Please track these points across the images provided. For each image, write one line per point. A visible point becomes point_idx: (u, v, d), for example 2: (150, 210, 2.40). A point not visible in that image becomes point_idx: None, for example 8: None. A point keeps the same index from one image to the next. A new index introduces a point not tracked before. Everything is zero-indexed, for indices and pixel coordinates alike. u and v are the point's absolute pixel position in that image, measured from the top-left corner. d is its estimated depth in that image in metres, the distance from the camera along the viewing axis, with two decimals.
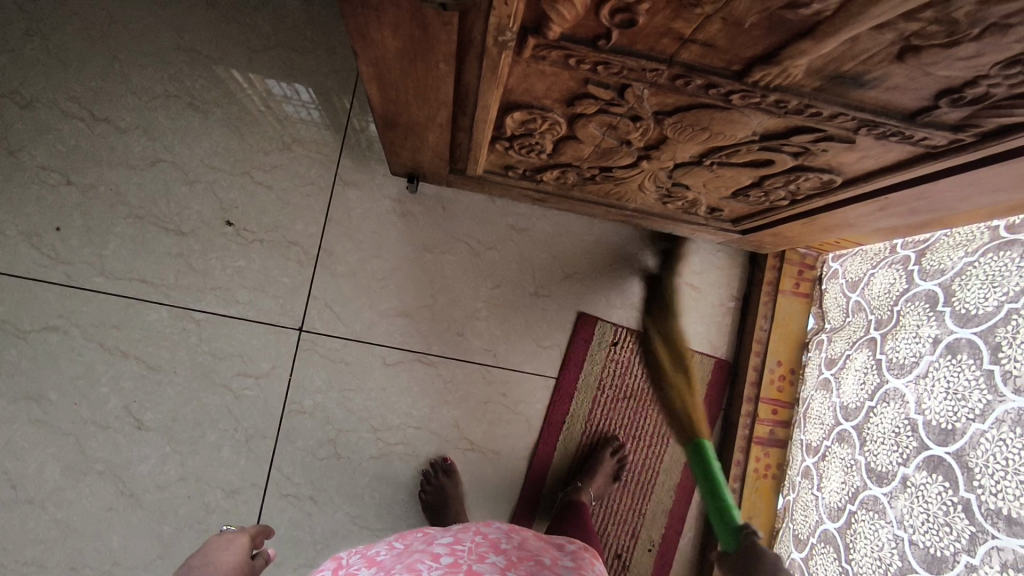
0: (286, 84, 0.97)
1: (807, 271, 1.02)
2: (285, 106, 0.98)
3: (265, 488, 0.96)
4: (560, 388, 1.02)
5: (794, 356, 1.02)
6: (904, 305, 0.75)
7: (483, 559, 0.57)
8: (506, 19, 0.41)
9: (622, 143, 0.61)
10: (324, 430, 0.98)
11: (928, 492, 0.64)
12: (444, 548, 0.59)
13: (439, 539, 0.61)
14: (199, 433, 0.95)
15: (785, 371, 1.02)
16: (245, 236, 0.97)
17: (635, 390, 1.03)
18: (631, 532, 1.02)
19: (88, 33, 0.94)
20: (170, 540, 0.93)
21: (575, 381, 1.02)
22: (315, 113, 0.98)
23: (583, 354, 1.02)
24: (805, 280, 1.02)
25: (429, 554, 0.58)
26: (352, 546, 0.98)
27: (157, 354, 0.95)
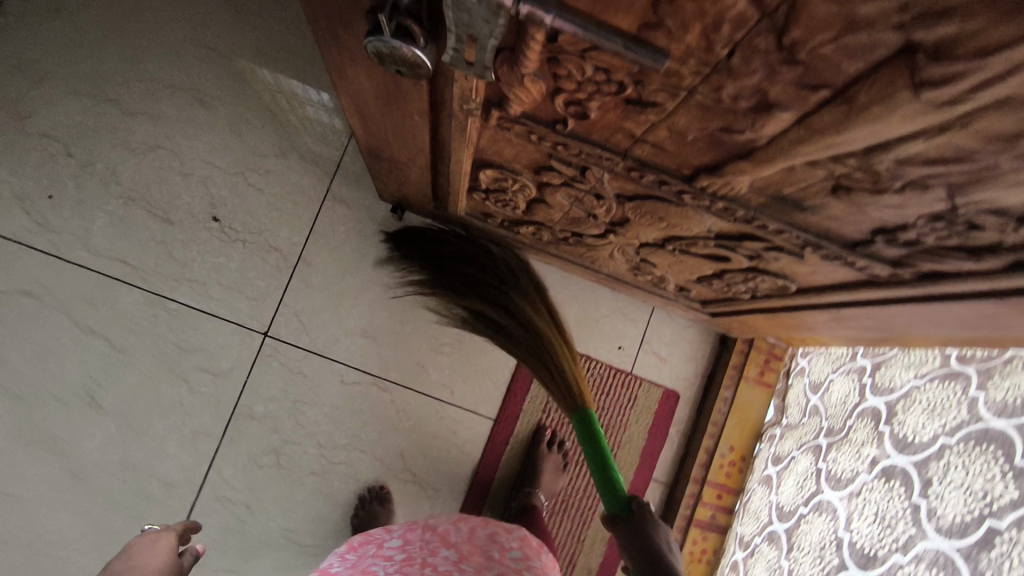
0: (313, 87, 1.00)
1: (773, 361, 1.02)
2: (308, 108, 1.00)
3: (202, 485, 0.95)
4: (504, 409, 1.03)
5: (747, 443, 1.02)
6: (853, 414, 0.74)
7: (435, 552, 0.59)
8: (468, 91, 0.42)
9: (589, 215, 0.63)
10: (270, 438, 0.97)
11: None
12: (396, 548, 0.60)
13: (389, 541, 0.61)
14: (147, 420, 0.95)
15: (735, 458, 1.01)
16: (229, 234, 0.99)
17: None
18: (569, 558, 1.03)
19: (117, 17, 0.97)
20: (97, 523, 0.92)
21: (520, 402, 1.04)
22: (337, 119, 1.01)
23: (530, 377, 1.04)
24: (770, 370, 1.02)
25: (382, 555, 0.60)
26: (276, 559, 0.96)
27: (121, 335, 0.95)
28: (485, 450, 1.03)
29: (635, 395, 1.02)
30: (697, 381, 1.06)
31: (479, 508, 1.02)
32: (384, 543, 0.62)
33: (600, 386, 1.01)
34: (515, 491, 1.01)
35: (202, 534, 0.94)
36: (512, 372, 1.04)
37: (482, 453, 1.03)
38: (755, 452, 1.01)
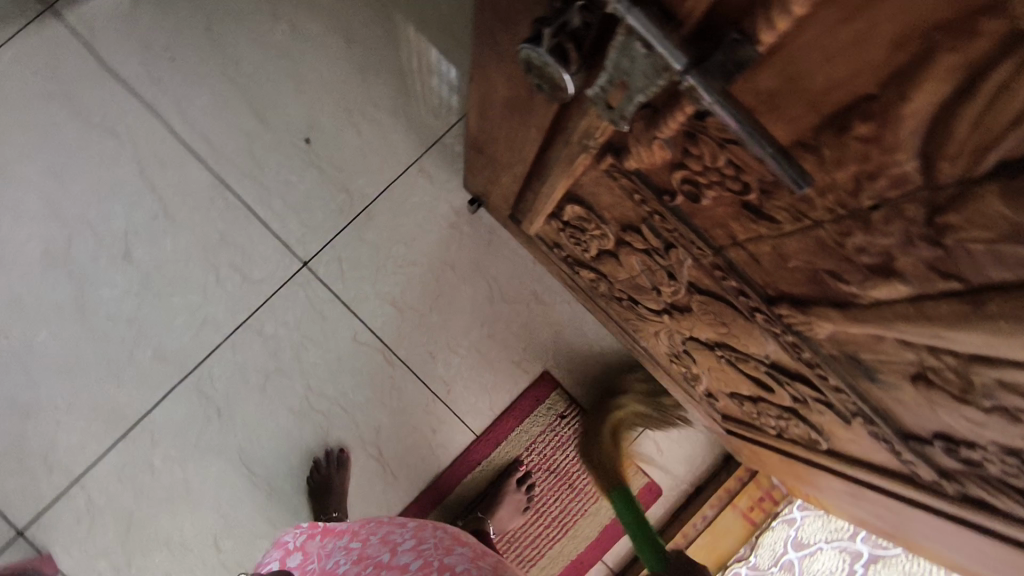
0: (443, 61, 0.99)
1: (768, 503, 0.99)
2: (433, 78, 1.00)
3: (188, 373, 0.98)
4: (491, 430, 1.01)
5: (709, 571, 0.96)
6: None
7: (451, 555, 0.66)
8: (596, 129, 0.41)
9: (654, 288, 0.61)
10: (267, 359, 0.99)
11: None
12: (409, 557, 0.65)
13: (403, 543, 0.67)
14: (166, 293, 0.97)
15: None
16: (312, 160, 1.00)
17: (559, 466, 1.02)
18: None
19: None
20: (82, 365, 0.96)
21: (508, 430, 1.02)
22: (454, 97, 1.01)
23: (528, 410, 1.02)
24: (760, 509, 0.98)
25: (401, 561, 0.65)
26: (222, 470, 0.97)
27: (179, 209, 0.98)
28: (457, 462, 1.01)
29: (619, 472, 1.03)
30: (685, 489, 1.03)
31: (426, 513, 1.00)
32: (397, 543, 0.68)
33: (588, 448, 1.03)
34: (467, 512, 0.99)
35: (169, 419, 0.97)
36: (513, 400, 1.02)
37: (451, 462, 1.01)
38: None
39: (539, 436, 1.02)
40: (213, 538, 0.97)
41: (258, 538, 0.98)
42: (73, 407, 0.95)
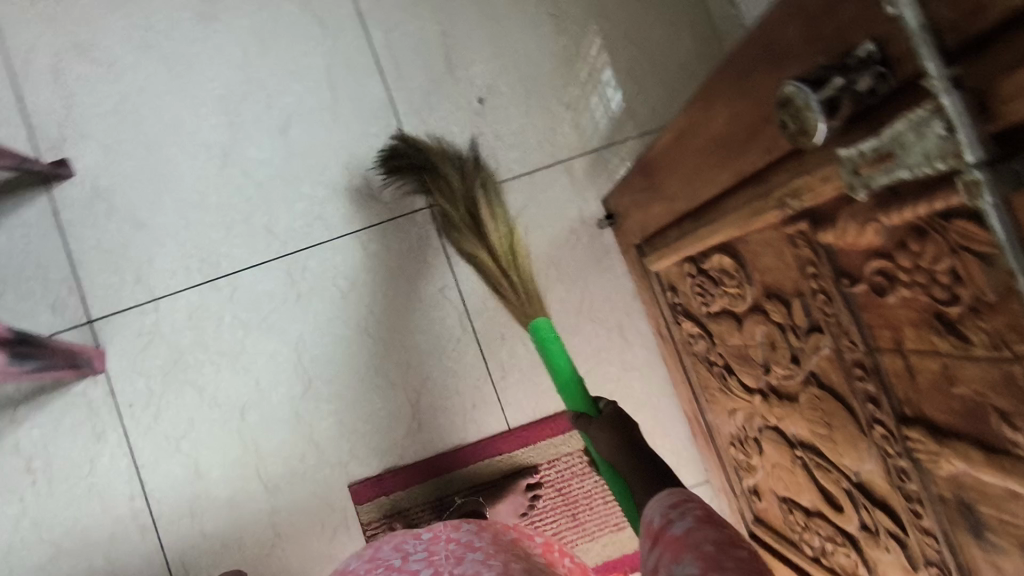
0: (613, 86, 1.06)
1: None
2: (594, 97, 1.06)
3: (286, 254, 1.03)
4: (523, 431, 1.02)
5: None
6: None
7: (462, 558, 0.68)
8: (809, 190, 0.43)
9: (763, 364, 0.61)
10: (359, 273, 1.03)
11: None
12: (420, 565, 0.68)
13: (414, 555, 0.70)
14: (302, 177, 1.04)
15: None
16: (477, 118, 1.05)
17: (570, 493, 1.02)
18: None
19: None
20: (206, 205, 1.03)
21: (538, 438, 1.02)
22: (605, 120, 1.06)
23: (566, 428, 1.02)
24: None
25: (409, 569, 0.67)
26: (276, 351, 1.02)
27: (346, 110, 1.04)
28: (480, 443, 1.02)
29: (624, 525, 1.03)
30: None
31: (426, 476, 1.01)
32: (408, 553, 0.70)
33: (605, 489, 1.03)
34: (468, 494, 1.01)
35: (253, 285, 1.03)
36: (556, 413, 1.02)
37: (475, 440, 1.02)
38: None
39: (566, 456, 1.02)
40: (239, 404, 1.02)
41: (278, 424, 1.02)
42: (183, 237, 1.03)
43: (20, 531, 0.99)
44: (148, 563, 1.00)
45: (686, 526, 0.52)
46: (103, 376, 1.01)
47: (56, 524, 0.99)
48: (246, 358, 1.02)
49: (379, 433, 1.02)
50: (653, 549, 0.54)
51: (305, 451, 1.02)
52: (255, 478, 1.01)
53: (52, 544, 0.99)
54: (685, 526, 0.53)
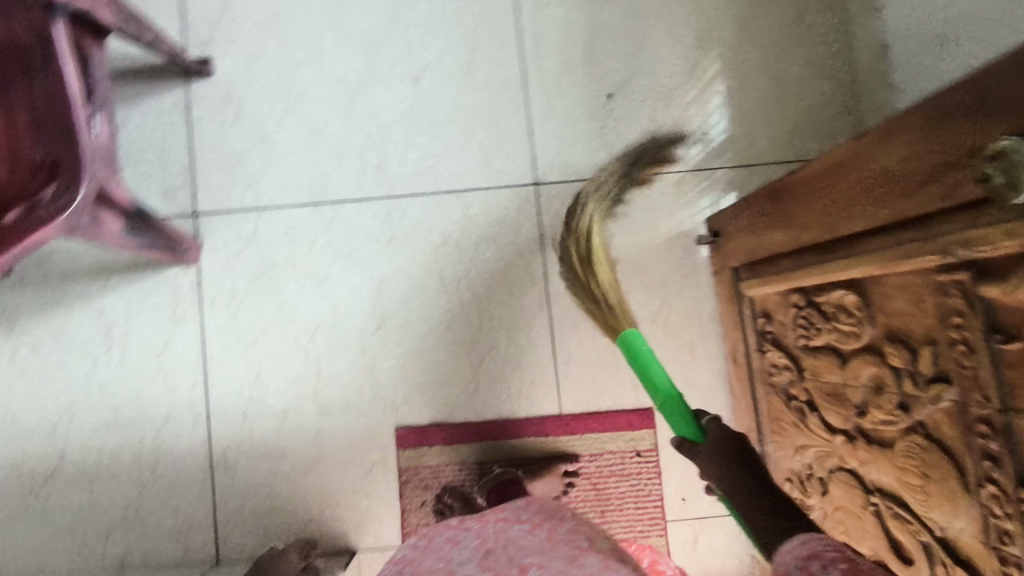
0: (717, 112, 1.06)
1: None
2: (696, 120, 1.06)
3: (389, 196, 1.06)
4: (573, 420, 1.04)
5: None
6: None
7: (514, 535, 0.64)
8: (984, 243, 0.44)
9: (860, 406, 0.62)
10: (454, 231, 1.06)
11: None
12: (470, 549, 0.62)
13: (463, 542, 0.64)
14: (422, 127, 1.06)
15: None
16: (602, 110, 1.06)
17: (605, 490, 1.04)
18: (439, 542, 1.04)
19: None
20: (326, 132, 1.06)
21: (586, 430, 1.04)
22: (700, 145, 1.06)
23: (614, 427, 1.04)
24: None
25: (461, 553, 0.62)
26: (358, 285, 1.05)
27: (479, 73, 1.07)
28: (528, 420, 1.04)
29: (649, 534, 1.04)
30: None
31: (469, 439, 1.04)
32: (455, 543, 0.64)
33: (639, 496, 1.04)
34: (506, 466, 1.03)
35: (351, 217, 1.06)
36: (610, 410, 1.04)
37: (525, 416, 1.04)
38: None
39: (607, 453, 1.04)
40: (312, 326, 1.05)
41: (344, 355, 1.05)
42: (298, 157, 1.07)
43: (88, 390, 1.05)
44: (195, 451, 1.05)
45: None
46: (195, 268, 1.06)
47: (122, 392, 1.05)
48: (329, 284, 1.06)
49: (435, 386, 1.05)
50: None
51: (364, 385, 1.05)
52: (312, 398, 1.05)
53: (114, 411, 1.05)
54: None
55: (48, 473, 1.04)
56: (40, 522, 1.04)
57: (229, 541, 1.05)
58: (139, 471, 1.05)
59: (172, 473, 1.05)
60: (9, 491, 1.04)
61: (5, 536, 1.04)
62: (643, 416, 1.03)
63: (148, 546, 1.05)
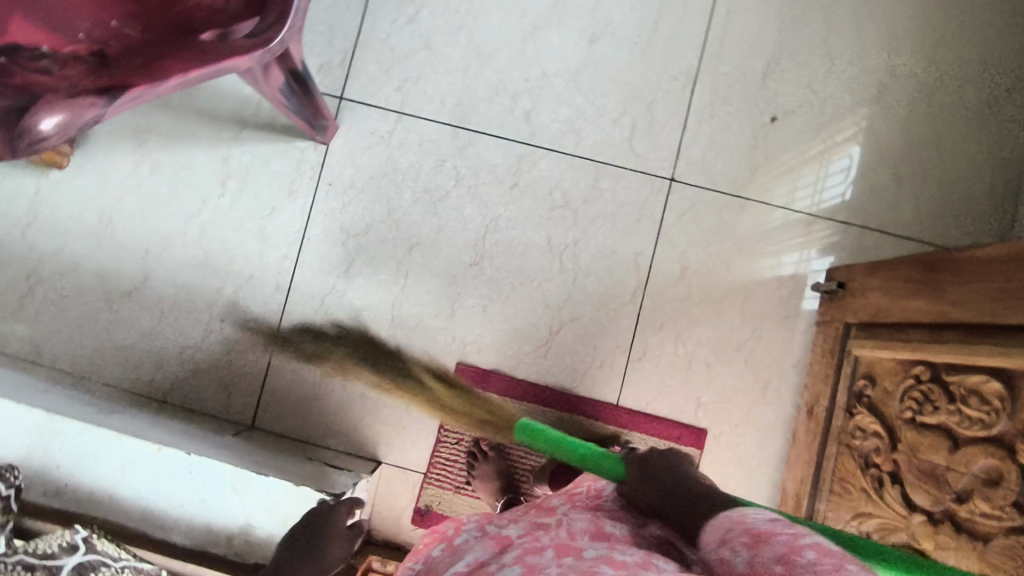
0: (828, 175, 1.05)
1: None
2: (805, 177, 1.05)
3: (527, 143, 1.06)
4: (627, 414, 1.03)
5: None
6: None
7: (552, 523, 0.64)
8: None
9: (961, 493, 0.64)
10: (577, 197, 1.06)
11: None
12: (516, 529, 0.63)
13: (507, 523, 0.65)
14: (580, 88, 1.06)
15: None
16: (759, 130, 1.05)
17: None
18: (461, 482, 1.06)
19: (940, 7, 1.06)
20: (489, 62, 1.07)
21: (635, 428, 1.03)
22: (801, 203, 1.04)
23: (663, 435, 1.03)
24: None
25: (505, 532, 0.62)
26: (469, 217, 1.06)
27: (653, 55, 1.06)
28: (583, 400, 1.04)
29: None
30: None
31: (519, 397, 1.05)
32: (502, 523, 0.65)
33: None
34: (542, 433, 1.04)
35: (484, 151, 1.06)
36: (664, 418, 1.04)
37: (584, 395, 1.05)
38: None
39: None
40: (413, 240, 1.06)
41: (433, 278, 1.06)
42: (453, 76, 1.07)
43: (188, 227, 1.08)
44: (267, 317, 1.07)
45: (749, 559, 0.49)
46: (323, 147, 1.07)
47: (218, 240, 1.07)
48: (442, 207, 1.06)
49: (508, 337, 1.06)
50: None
51: (443, 312, 1.06)
52: (390, 307, 1.06)
53: (205, 254, 1.07)
54: (746, 561, 0.49)
55: (129, 289, 1.08)
56: (106, 332, 1.08)
57: (269, 411, 1.07)
58: (210, 317, 1.07)
59: (239, 330, 1.07)
60: (89, 293, 1.08)
61: (71, 333, 1.08)
62: (695, 434, 1.03)
63: (193, 389, 1.07)
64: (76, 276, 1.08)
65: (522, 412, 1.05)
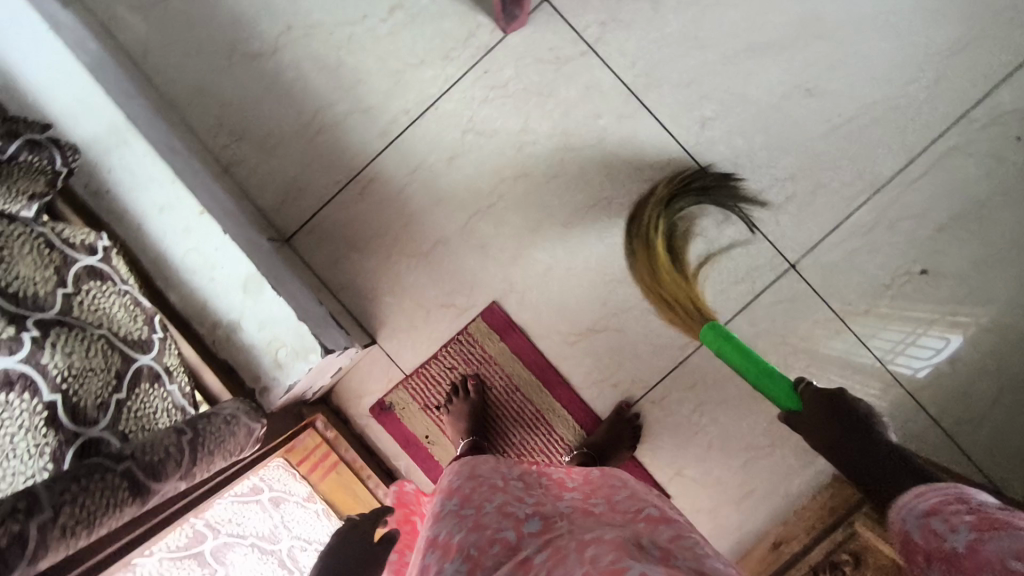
0: (924, 343, 0.98)
1: None
2: (902, 332, 0.98)
3: (683, 150, 1.00)
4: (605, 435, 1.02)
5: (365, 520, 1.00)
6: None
7: (558, 496, 0.67)
8: None
9: None
10: (695, 225, 1.00)
11: None
12: (521, 491, 0.67)
13: (514, 482, 0.68)
14: (765, 129, 0.99)
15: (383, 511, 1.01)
16: (898, 272, 0.98)
17: None
18: (431, 400, 1.05)
19: None
20: (698, 52, 0.99)
21: None
22: (881, 352, 0.98)
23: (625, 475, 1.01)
24: None
25: (513, 496, 0.65)
26: (589, 182, 1.01)
27: (852, 142, 0.98)
28: (580, 403, 1.02)
29: None
30: None
31: (525, 361, 1.03)
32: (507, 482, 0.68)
33: None
34: (525, 403, 1.03)
35: (642, 130, 1.00)
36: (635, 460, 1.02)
37: (585, 400, 1.02)
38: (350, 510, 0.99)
39: None
40: (526, 169, 1.02)
41: (522, 215, 1.02)
42: (658, 44, 1.00)
43: (337, 30, 1.04)
44: (357, 154, 1.04)
45: (971, 540, 0.53)
46: (500, 34, 1.01)
47: (357, 57, 1.03)
48: (571, 156, 1.01)
49: (552, 308, 1.02)
50: (944, 565, 0.55)
51: (510, 250, 1.02)
52: (466, 215, 1.03)
53: (339, 64, 1.04)
54: (966, 540, 0.54)
55: (255, 52, 1.05)
56: (212, 75, 1.06)
57: (308, 236, 1.05)
58: (310, 122, 1.05)
59: (327, 149, 1.05)
60: (217, 33, 1.05)
61: (182, 58, 1.06)
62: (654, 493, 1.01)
63: (255, 174, 1.06)
64: (215, 9, 1.05)
65: (519, 376, 1.03)
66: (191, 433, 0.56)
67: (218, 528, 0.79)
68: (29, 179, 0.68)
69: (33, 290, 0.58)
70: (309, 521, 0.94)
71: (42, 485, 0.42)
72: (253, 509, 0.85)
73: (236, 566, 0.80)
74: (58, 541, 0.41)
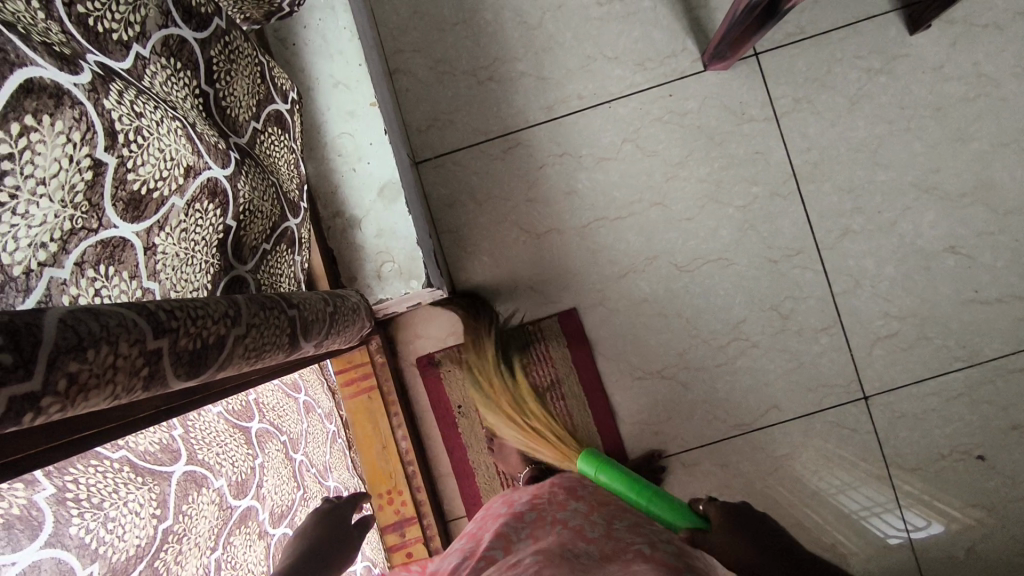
0: (921, 524, 0.98)
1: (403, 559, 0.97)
2: (939, 502, 0.98)
3: (815, 249, 1.01)
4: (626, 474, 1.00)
5: (371, 451, 0.98)
6: (267, 554, 0.63)
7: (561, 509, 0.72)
8: None
9: None
10: (795, 320, 1.01)
11: (204, 511, 0.53)
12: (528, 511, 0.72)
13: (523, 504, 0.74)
14: (898, 265, 1.00)
15: (392, 449, 0.99)
16: (959, 446, 0.98)
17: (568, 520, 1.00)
18: None
19: None
20: (870, 168, 1.00)
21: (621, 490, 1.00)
22: (910, 513, 0.98)
23: None
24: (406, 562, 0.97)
25: (517, 519, 0.71)
26: (717, 238, 1.01)
27: (972, 312, 0.99)
28: (616, 433, 1.01)
29: None
30: None
31: (584, 373, 1.02)
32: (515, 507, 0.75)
33: None
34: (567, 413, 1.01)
35: (788, 214, 1.01)
36: None
37: (619, 433, 1.02)
38: (359, 440, 0.98)
39: None
40: (665, 199, 1.02)
41: (641, 238, 1.02)
42: (839, 144, 1.01)
43: None
44: (517, 114, 1.03)
45: None
46: (699, 67, 1.01)
47: (560, 28, 1.03)
48: (712, 207, 1.01)
49: (630, 336, 1.02)
50: None
51: (616, 265, 1.02)
52: (591, 215, 1.03)
53: (539, 24, 1.04)
54: None
55: None
56: None
57: (436, 168, 1.04)
58: (487, 65, 1.04)
59: (491, 97, 1.04)
60: None
61: None
62: None
63: (414, 91, 1.05)
64: None
65: (571, 385, 1.02)
66: (331, 309, 0.56)
67: (264, 412, 0.68)
68: (255, 5, 0.69)
69: (239, 113, 0.59)
70: (319, 441, 0.85)
71: (241, 299, 0.41)
72: (292, 405, 0.77)
73: (270, 458, 0.66)
74: (239, 359, 0.40)
